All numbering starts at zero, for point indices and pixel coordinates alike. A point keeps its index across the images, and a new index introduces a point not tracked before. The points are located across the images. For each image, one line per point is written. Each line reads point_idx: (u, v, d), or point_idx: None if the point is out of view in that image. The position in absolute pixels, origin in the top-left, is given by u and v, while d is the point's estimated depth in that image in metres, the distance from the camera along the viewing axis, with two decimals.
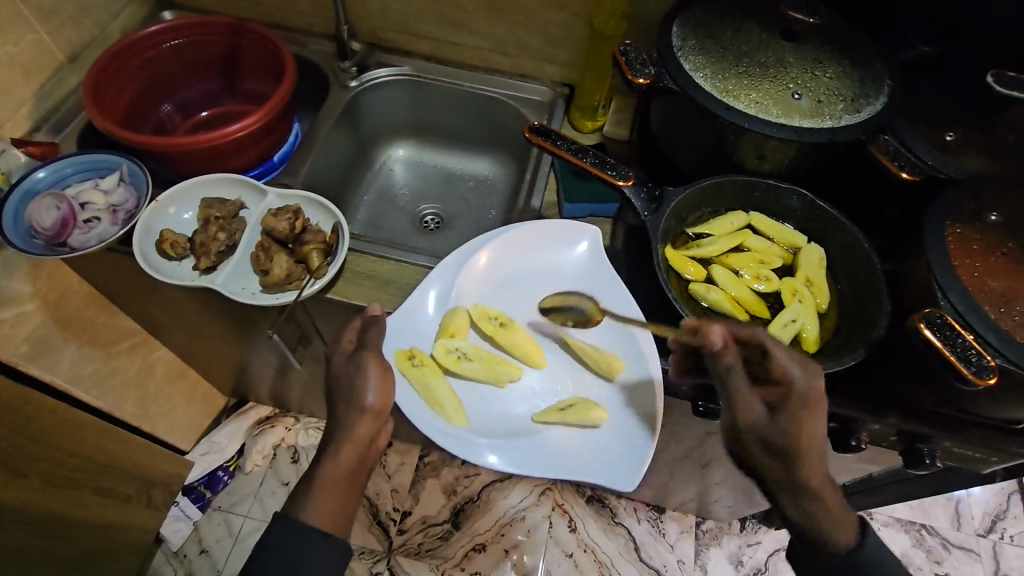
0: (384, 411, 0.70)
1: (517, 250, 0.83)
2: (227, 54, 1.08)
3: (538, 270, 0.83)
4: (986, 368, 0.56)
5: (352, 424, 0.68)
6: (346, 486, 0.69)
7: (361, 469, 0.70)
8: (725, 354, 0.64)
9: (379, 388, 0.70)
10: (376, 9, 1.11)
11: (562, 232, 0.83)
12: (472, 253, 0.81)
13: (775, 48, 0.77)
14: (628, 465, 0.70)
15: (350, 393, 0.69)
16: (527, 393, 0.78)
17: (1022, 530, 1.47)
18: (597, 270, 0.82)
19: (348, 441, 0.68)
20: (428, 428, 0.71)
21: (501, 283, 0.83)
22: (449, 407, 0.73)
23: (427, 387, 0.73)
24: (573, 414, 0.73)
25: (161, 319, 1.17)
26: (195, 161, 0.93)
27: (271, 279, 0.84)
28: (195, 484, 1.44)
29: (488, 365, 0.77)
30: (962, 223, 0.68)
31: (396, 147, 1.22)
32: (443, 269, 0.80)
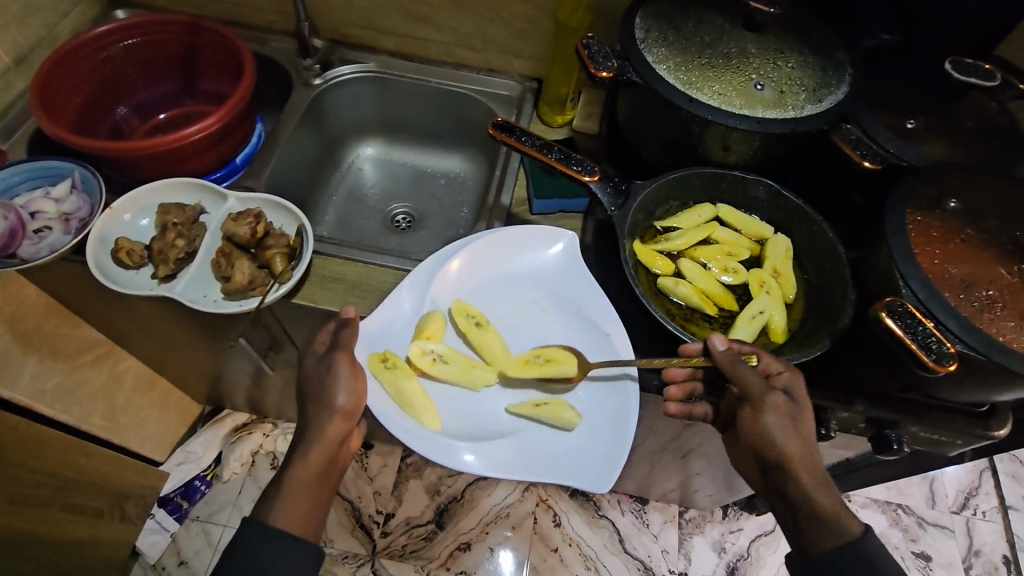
0: (355, 412, 0.68)
1: (490, 252, 0.82)
2: (184, 53, 1.05)
3: (512, 273, 0.82)
4: (946, 355, 0.57)
5: (321, 423, 0.67)
6: (316, 491, 0.68)
7: (332, 469, 0.69)
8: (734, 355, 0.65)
9: (352, 387, 0.68)
10: (338, 4, 1.08)
11: (534, 233, 0.82)
12: (447, 256, 0.79)
13: (737, 39, 0.77)
14: (604, 465, 0.69)
15: (317, 394, 0.68)
16: (502, 395, 0.76)
17: (993, 506, 1.51)
18: (571, 273, 0.81)
19: (318, 441, 0.67)
20: (401, 431, 0.68)
21: (476, 287, 0.81)
22: (421, 411, 0.70)
23: (400, 391, 0.70)
24: (544, 411, 0.71)
25: (126, 329, 1.13)
26: (151, 165, 0.89)
27: (233, 286, 0.81)
28: (171, 495, 1.41)
29: (464, 369, 0.75)
30: (922, 210, 0.68)
31: (364, 146, 1.20)
32: (420, 272, 0.78)
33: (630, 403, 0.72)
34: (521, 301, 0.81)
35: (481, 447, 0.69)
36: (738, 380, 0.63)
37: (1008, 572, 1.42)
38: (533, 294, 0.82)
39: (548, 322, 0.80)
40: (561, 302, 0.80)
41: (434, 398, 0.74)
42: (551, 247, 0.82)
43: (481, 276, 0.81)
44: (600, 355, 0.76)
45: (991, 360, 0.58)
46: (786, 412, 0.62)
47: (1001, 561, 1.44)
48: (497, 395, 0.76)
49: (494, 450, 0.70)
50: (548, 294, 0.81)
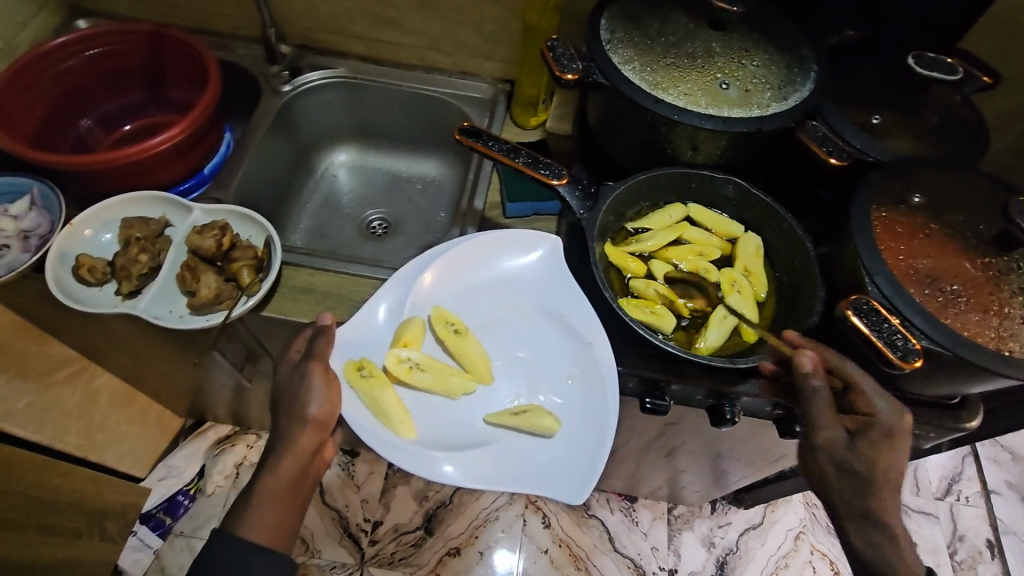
0: (328, 422, 0.67)
1: (471, 257, 0.80)
2: (147, 63, 1.03)
3: (493, 279, 0.81)
4: (911, 351, 0.57)
5: (295, 435, 0.66)
6: (288, 503, 0.67)
7: (304, 481, 0.68)
8: (817, 381, 0.61)
9: (325, 398, 0.67)
10: (304, 10, 1.06)
11: (516, 239, 0.81)
12: (426, 264, 0.78)
13: (701, 39, 0.77)
14: (581, 476, 0.68)
15: (291, 402, 0.67)
16: (479, 404, 0.75)
17: (976, 491, 1.53)
18: (552, 279, 0.80)
19: (291, 450, 0.66)
20: (377, 442, 0.67)
21: (454, 293, 0.79)
22: (397, 422, 0.69)
23: (377, 402, 0.68)
24: (525, 420, 0.71)
25: (98, 345, 1.11)
26: (114, 179, 0.87)
27: (199, 301, 0.80)
28: (154, 511, 1.39)
29: (440, 378, 0.74)
30: (887, 206, 0.69)
31: (337, 152, 1.18)
32: (399, 278, 0.77)
33: (608, 411, 0.71)
34: (502, 306, 0.80)
35: (460, 458, 0.69)
36: (805, 407, 0.62)
37: (992, 556, 1.44)
38: (511, 301, 0.80)
39: (527, 328, 0.79)
40: (543, 309, 0.79)
41: (410, 407, 0.73)
42: (533, 253, 0.81)
43: (458, 283, 0.80)
44: (579, 363, 0.75)
45: (957, 355, 0.58)
46: (836, 453, 0.61)
47: (985, 545, 1.46)
48: (474, 405, 0.75)
49: (472, 461, 0.69)
50: (529, 300, 0.80)
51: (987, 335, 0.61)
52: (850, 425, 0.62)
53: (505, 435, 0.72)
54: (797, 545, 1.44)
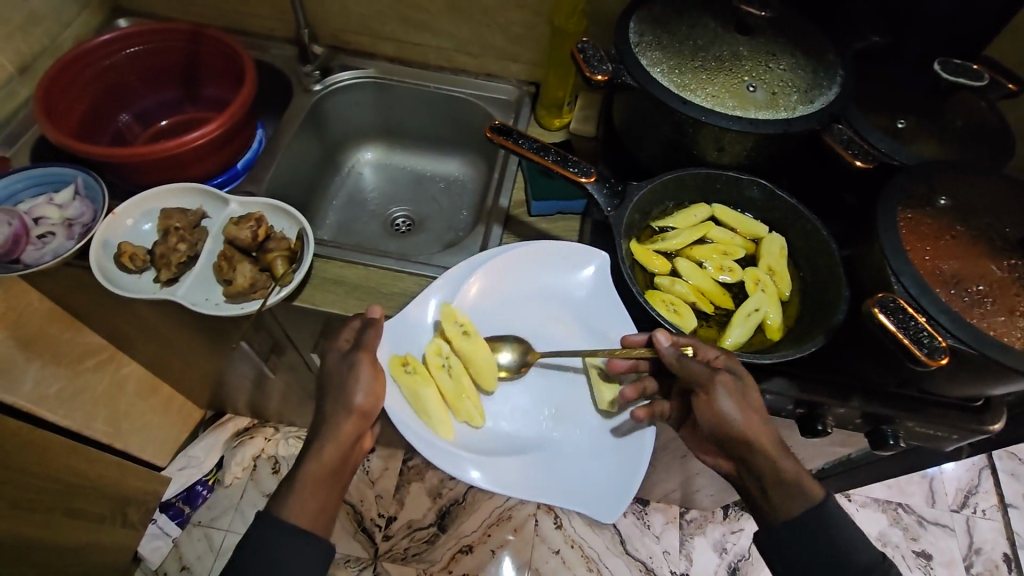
0: (371, 412, 0.68)
1: (518, 265, 0.81)
2: (185, 60, 1.06)
3: (540, 287, 0.81)
4: (937, 349, 0.58)
5: (337, 423, 0.67)
6: (329, 491, 0.68)
7: (345, 466, 0.69)
8: (677, 355, 0.67)
9: (370, 389, 0.68)
10: (337, 11, 1.09)
11: (566, 252, 0.80)
12: (472, 272, 0.78)
13: (729, 42, 0.79)
14: (613, 493, 0.69)
15: (339, 391, 0.68)
16: (516, 412, 0.76)
17: (993, 504, 1.51)
18: (599, 299, 0.79)
19: (325, 438, 0.67)
20: (416, 438, 0.68)
21: (498, 304, 0.80)
22: (436, 419, 0.70)
23: (417, 398, 0.70)
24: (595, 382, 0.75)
25: (128, 334, 1.14)
26: (154, 171, 0.90)
27: (235, 289, 0.82)
28: (172, 501, 1.42)
29: (456, 393, 0.73)
30: (913, 208, 0.69)
31: (364, 151, 1.21)
32: (448, 278, 0.78)
33: (645, 432, 0.71)
34: (545, 318, 0.81)
35: (489, 465, 0.69)
36: (685, 373, 0.66)
37: (1009, 570, 1.42)
38: (558, 315, 0.81)
39: (570, 340, 0.79)
40: (587, 327, 0.79)
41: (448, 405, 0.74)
42: (582, 267, 0.80)
43: (500, 295, 0.81)
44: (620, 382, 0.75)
45: (983, 355, 0.59)
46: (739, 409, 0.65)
47: (1002, 559, 1.44)
48: (512, 411, 0.76)
49: (502, 468, 0.70)
50: (576, 316, 0.80)
51: (1013, 336, 0.61)
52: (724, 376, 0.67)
53: (542, 444, 0.73)
54: None
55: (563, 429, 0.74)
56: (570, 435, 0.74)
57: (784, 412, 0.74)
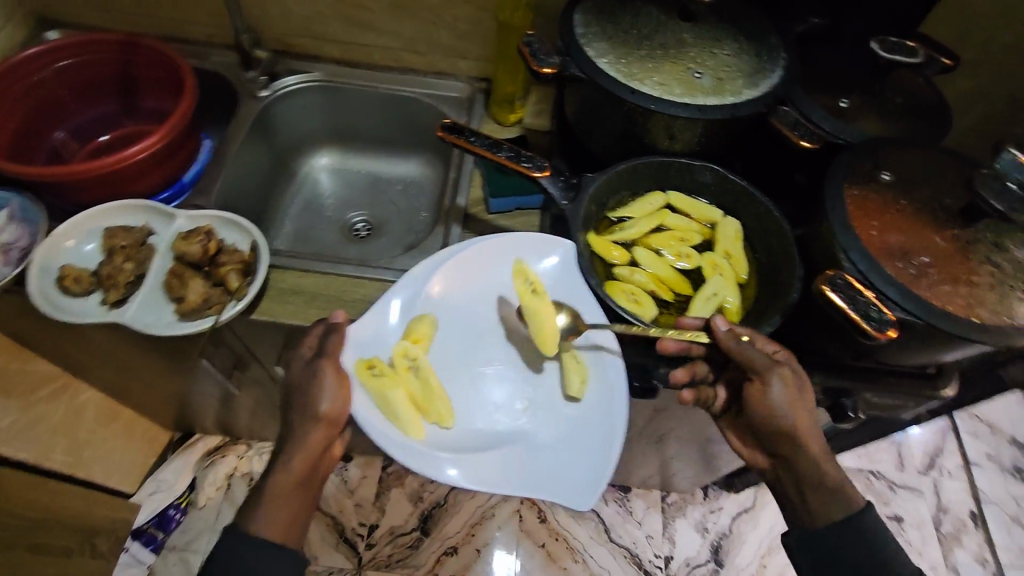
0: (338, 419, 0.67)
1: (483, 257, 0.78)
2: (122, 72, 1.02)
3: (508, 279, 0.79)
4: (885, 322, 0.59)
5: (304, 432, 0.66)
6: (300, 500, 0.67)
7: (313, 475, 0.68)
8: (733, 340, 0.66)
9: (336, 395, 0.66)
10: (279, 15, 1.06)
11: (531, 241, 0.78)
12: (435, 270, 0.76)
13: (673, 29, 0.80)
14: (586, 483, 0.67)
15: (303, 401, 0.66)
16: (491, 405, 0.74)
17: (957, 464, 1.57)
18: (566, 286, 0.76)
19: (292, 449, 0.66)
20: (385, 440, 0.66)
21: (465, 298, 0.78)
22: (405, 420, 0.67)
23: (385, 400, 0.67)
24: (566, 367, 0.73)
25: (81, 359, 1.09)
26: (93, 189, 0.86)
27: (187, 307, 0.80)
28: (144, 527, 1.35)
29: (425, 396, 0.70)
30: (858, 185, 0.71)
31: (319, 156, 1.19)
32: (413, 276, 0.75)
33: (617, 419, 0.70)
34: (514, 310, 0.78)
35: (467, 462, 0.68)
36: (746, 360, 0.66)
37: (974, 526, 1.49)
38: (526, 307, 0.78)
39: (540, 332, 0.77)
40: (557, 317, 0.77)
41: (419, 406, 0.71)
42: (547, 256, 0.78)
43: (466, 289, 0.78)
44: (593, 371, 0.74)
45: (928, 324, 0.61)
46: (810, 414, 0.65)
47: (968, 516, 1.50)
48: (482, 406, 0.74)
49: (479, 464, 0.68)
50: None
51: (956, 304, 0.63)
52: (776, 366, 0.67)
53: (515, 438, 0.72)
54: None
55: (537, 420, 0.73)
56: (544, 426, 0.73)
57: None
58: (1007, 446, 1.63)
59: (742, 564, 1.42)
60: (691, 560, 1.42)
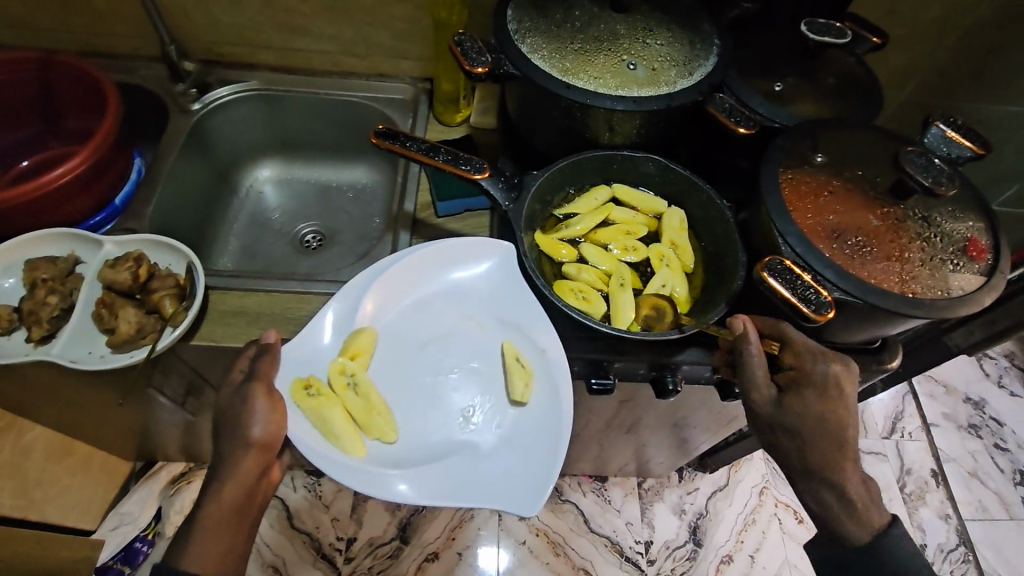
0: (273, 444, 0.66)
1: (421, 266, 0.77)
2: (39, 92, 0.96)
3: (447, 286, 0.78)
4: (823, 304, 0.60)
5: (236, 459, 0.64)
6: (235, 530, 0.66)
7: (249, 504, 0.67)
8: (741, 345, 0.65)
9: (268, 420, 0.65)
10: (205, 24, 1.02)
11: (466, 247, 0.78)
12: (372, 282, 0.74)
13: (607, 21, 0.79)
14: (533, 489, 0.66)
15: (233, 425, 0.65)
16: (437, 416, 0.72)
17: (917, 426, 1.63)
18: (508, 288, 0.77)
19: (231, 478, 0.64)
20: (324, 460, 0.65)
21: (405, 308, 0.76)
22: (346, 439, 0.66)
23: (323, 420, 0.66)
24: (511, 373, 0.72)
25: (21, 398, 1.03)
26: (12, 220, 0.82)
27: (119, 338, 0.77)
28: (109, 563, 1.28)
29: (366, 412, 0.69)
30: (793, 168, 0.72)
31: (262, 168, 1.15)
32: (348, 290, 0.74)
33: (562, 421, 0.70)
34: (456, 317, 0.77)
35: (414, 475, 0.67)
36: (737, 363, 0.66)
37: (937, 484, 1.54)
38: (468, 312, 0.77)
39: (483, 336, 0.76)
40: (498, 319, 0.76)
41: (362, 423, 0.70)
42: (486, 261, 0.78)
43: (405, 300, 0.76)
44: (538, 372, 0.73)
45: (866, 302, 0.62)
46: (814, 415, 0.63)
47: (930, 475, 1.56)
48: (428, 417, 0.72)
49: (426, 477, 0.67)
50: (485, 310, 0.77)
51: (892, 281, 0.64)
52: (781, 381, 0.65)
53: (462, 447, 0.70)
54: (761, 501, 1.50)
55: (483, 429, 0.72)
56: (490, 433, 0.72)
57: (705, 379, 0.78)
58: (962, 404, 1.69)
59: (720, 542, 1.44)
60: (672, 543, 1.43)
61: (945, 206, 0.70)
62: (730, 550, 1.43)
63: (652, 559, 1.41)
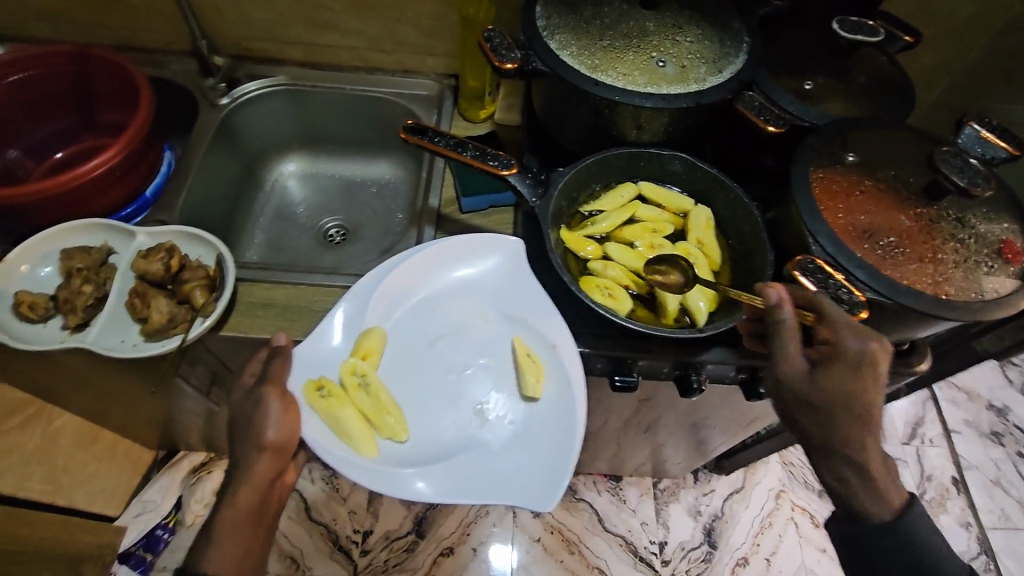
0: (287, 447, 0.66)
1: (429, 263, 0.77)
2: (77, 86, 0.98)
3: (456, 283, 0.78)
4: (856, 303, 0.61)
5: (250, 461, 0.65)
6: (254, 531, 0.66)
7: (266, 507, 0.67)
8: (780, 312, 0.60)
9: (282, 422, 0.65)
10: (235, 19, 1.03)
11: (475, 243, 0.78)
12: (380, 280, 0.75)
13: (636, 18, 0.79)
14: (548, 483, 0.66)
15: (246, 429, 0.65)
16: (447, 414, 0.72)
17: (939, 432, 1.61)
18: (515, 283, 0.77)
19: (246, 482, 0.65)
20: (336, 462, 0.65)
21: (413, 307, 0.77)
22: (358, 440, 0.66)
23: (336, 420, 0.67)
24: (521, 368, 0.72)
25: (51, 385, 1.06)
26: (47, 210, 0.83)
27: (152, 327, 0.78)
28: (132, 549, 1.31)
29: (377, 412, 0.70)
30: (824, 166, 0.71)
31: (286, 163, 1.16)
32: (355, 292, 0.74)
33: (574, 415, 0.70)
34: (466, 314, 0.77)
35: (428, 473, 0.67)
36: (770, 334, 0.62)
37: (958, 491, 1.52)
38: (478, 309, 0.77)
39: (492, 333, 0.76)
40: (508, 316, 0.76)
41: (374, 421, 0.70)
42: (494, 257, 0.78)
43: (414, 299, 0.77)
44: (549, 368, 0.73)
45: (898, 303, 0.62)
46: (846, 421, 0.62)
47: (951, 482, 1.53)
48: (439, 414, 0.72)
49: (439, 474, 0.67)
50: (495, 307, 0.77)
51: (925, 282, 0.64)
52: (813, 355, 0.61)
53: (475, 444, 0.70)
54: (778, 504, 1.48)
55: (495, 426, 0.72)
56: (503, 430, 0.72)
57: (729, 377, 0.78)
58: (986, 411, 1.66)
59: (736, 544, 1.43)
60: (686, 544, 1.43)
61: (980, 208, 0.69)
62: (746, 553, 1.42)
63: (666, 560, 1.41)
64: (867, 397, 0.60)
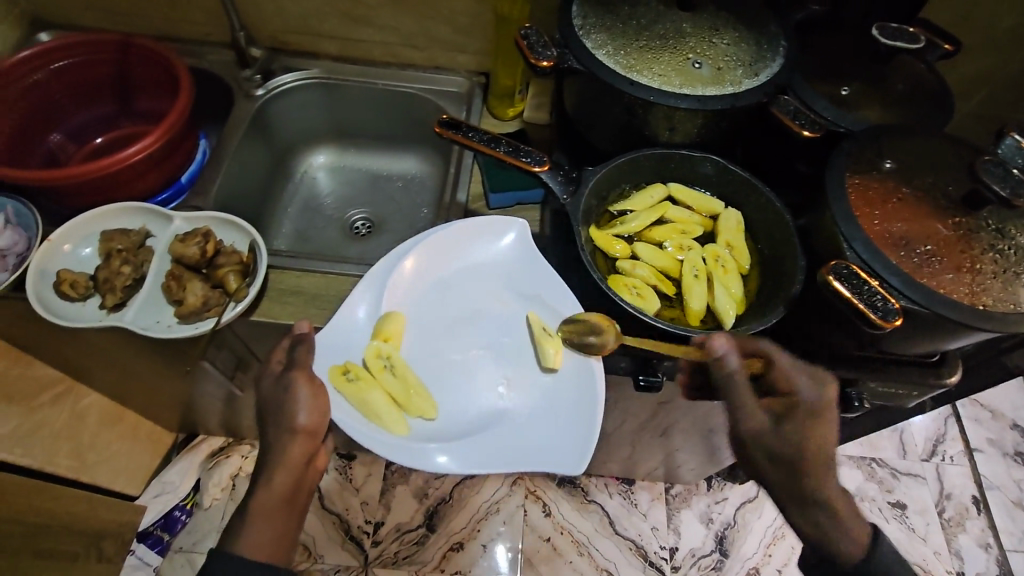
0: (319, 430, 0.67)
1: (443, 245, 0.78)
2: (119, 74, 1.01)
3: (470, 263, 0.79)
4: (890, 311, 0.59)
5: (283, 445, 0.66)
6: (285, 515, 0.67)
7: (299, 492, 0.68)
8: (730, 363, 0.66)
9: (313, 408, 0.66)
10: (273, 11, 1.05)
11: (485, 224, 0.79)
12: (395, 262, 0.76)
13: (672, 19, 0.79)
14: (578, 444, 0.68)
15: (277, 413, 0.66)
16: (468, 390, 0.73)
17: (960, 450, 1.57)
18: (527, 260, 0.79)
19: (282, 464, 0.66)
20: (368, 441, 0.66)
21: (428, 287, 0.77)
22: (387, 419, 0.68)
23: (364, 402, 0.68)
24: (539, 342, 0.73)
25: (81, 363, 1.08)
26: (89, 193, 0.85)
27: (187, 309, 0.80)
28: (150, 529, 1.35)
29: (405, 393, 0.70)
30: (860, 173, 0.70)
31: (316, 154, 1.18)
32: (373, 277, 0.75)
33: (594, 381, 0.71)
34: (480, 293, 0.78)
35: (458, 448, 0.68)
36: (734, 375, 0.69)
37: (978, 511, 1.49)
38: (494, 287, 0.79)
39: (507, 310, 0.78)
40: (521, 294, 0.78)
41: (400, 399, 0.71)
42: (504, 234, 0.79)
43: (430, 279, 0.78)
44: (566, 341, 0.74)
45: (933, 312, 0.61)
46: None
47: (971, 501, 1.50)
48: (461, 391, 0.73)
49: (469, 448, 0.68)
50: (508, 286, 0.78)
51: (960, 292, 0.63)
52: (774, 407, 0.69)
53: (499, 419, 0.71)
54: None
55: (517, 397, 0.73)
56: (524, 402, 0.73)
57: None
58: (1010, 431, 1.62)
59: (747, 554, 1.42)
60: (697, 551, 1.42)
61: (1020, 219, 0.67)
62: (757, 562, 1.41)
63: (676, 565, 1.40)
64: (824, 441, 0.68)
